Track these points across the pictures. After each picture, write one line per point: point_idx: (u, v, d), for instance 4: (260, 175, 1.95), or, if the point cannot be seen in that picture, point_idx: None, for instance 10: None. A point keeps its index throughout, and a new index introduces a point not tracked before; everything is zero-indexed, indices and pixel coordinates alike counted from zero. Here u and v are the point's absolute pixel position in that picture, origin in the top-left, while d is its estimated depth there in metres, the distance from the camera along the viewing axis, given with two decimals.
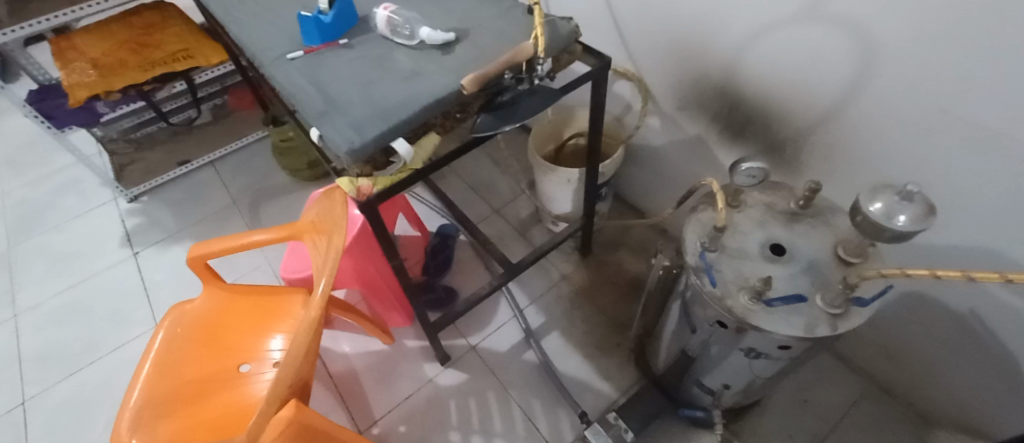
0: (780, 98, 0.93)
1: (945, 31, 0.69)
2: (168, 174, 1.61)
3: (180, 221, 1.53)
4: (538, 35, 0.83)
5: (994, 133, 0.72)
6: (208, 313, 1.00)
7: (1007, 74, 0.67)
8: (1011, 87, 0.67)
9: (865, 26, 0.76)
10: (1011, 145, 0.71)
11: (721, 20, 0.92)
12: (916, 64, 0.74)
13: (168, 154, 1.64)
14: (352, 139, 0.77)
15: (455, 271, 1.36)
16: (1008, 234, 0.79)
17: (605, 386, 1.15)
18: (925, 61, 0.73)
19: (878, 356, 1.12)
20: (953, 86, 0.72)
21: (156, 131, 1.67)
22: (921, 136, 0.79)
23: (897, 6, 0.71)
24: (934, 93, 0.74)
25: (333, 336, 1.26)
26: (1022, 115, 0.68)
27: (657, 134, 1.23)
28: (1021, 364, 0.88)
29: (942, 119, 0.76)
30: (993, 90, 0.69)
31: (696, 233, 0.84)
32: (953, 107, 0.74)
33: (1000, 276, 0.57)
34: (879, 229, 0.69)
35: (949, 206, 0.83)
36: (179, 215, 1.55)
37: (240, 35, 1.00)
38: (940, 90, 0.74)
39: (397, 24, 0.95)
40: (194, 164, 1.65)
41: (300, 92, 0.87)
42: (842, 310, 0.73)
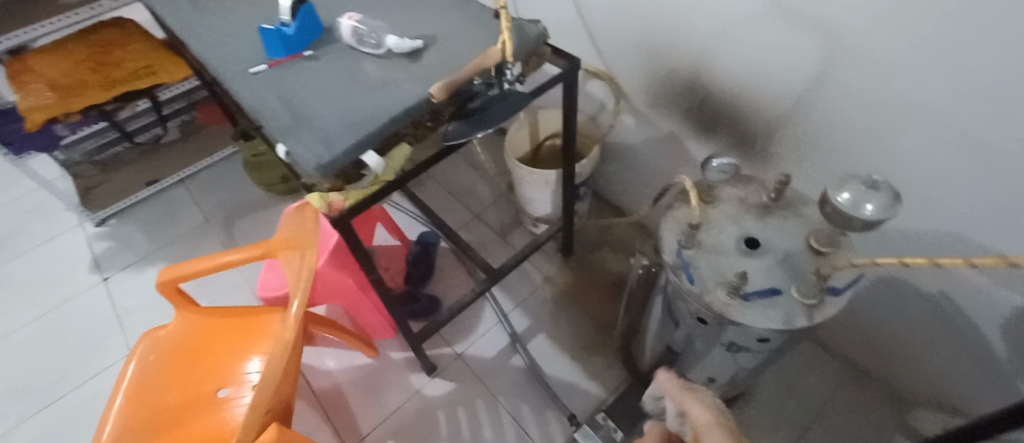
0: (749, 91, 0.94)
1: (903, 22, 0.70)
2: (135, 195, 1.57)
3: (151, 243, 1.49)
4: (504, 40, 0.84)
5: (954, 120, 0.73)
6: (181, 338, 0.97)
7: (964, 62, 0.68)
8: (969, 73, 0.68)
9: (825, 18, 0.77)
10: (970, 131, 0.72)
11: (688, 17, 0.92)
12: (877, 55, 0.75)
13: (137, 174, 1.58)
14: (320, 155, 0.75)
15: (437, 279, 1.33)
16: (974, 217, 0.80)
17: (593, 386, 1.15)
18: (885, 51, 0.74)
19: (857, 340, 1.14)
20: (914, 73, 0.73)
21: (122, 151, 1.59)
22: (886, 124, 0.80)
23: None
24: (896, 81, 0.75)
25: (316, 353, 1.24)
26: (980, 100, 0.69)
27: (631, 132, 1.23)
28: (993, 342, 0.90)
29: (904, 106, 0.77)
30: (953, 77, 0.70)
31: (673, 231, 0.84)
32: (915, 95, 0.75)
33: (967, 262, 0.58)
34: (848, 218, 0.70)
35: (917, 191, 0.84)
36: (150, 236, 1.51)
37: (201, 50, 0.97)
38: (902, 78, 0.75)
39: (363, 33, 0.93)
40: (163, 183, 1.60)
41: (264, 107, 0.85)
42: (817, 300, 0.73)
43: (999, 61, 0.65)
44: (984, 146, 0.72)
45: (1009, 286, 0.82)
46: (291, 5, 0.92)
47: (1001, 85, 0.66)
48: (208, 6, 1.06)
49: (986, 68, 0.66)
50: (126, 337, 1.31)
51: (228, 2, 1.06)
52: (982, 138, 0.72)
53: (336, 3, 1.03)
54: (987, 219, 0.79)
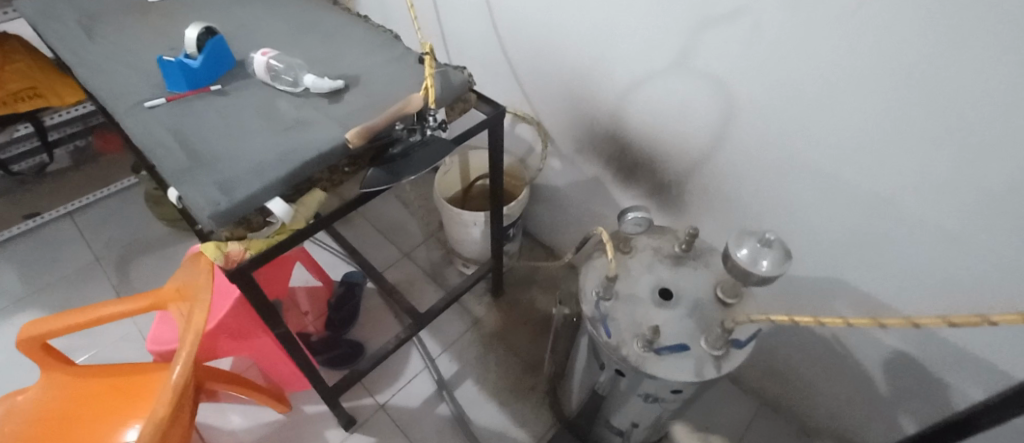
0: (662, 143, 0.97)
1: (790, 92, 0.74)
2: (10, 230, 1.39)
3: (26, 285, 1.32)
4: (428, 86, 0.85)
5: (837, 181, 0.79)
6: (45, 403, 0.89)
7: (846, 129, 0.73)
8: (847, 142, 0.74)
9: (720, 83, 0.81)
10: (854, 192, 0.78)
11: (605, 71, 0.95)
12: (770, 120, 0.79)
13: (13, 207, 1.42)
14: (218, 201, 0.70)
15: (362, 323, 1.24)
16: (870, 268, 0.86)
17: (520, 433, 1.11)
18: (774, 119, 0.79)
19: (768, 380, 1.19)
20: (799, 140, 0.78)
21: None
22: (779, 183, 0.85)
23: (746, 68, 0.77)
24: (784, 145, 0.80)
25: (219, 409, 1.14)
26: (858, 165, 0.75)
27: (557, 174, 1.24)
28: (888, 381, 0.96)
29: (795, 167, 0.82)
30: (830, 142, 0.75)
31: (593, 281, 0.86)
32: (802, 158, 0.80)
33: (842, 321, 0.64)
34: (746, 273, 0.73)
35: (803, 243, 0.90)
36: (24, 276, 1.33)
37: (91, 79, 0.89)
38: (788, 143, 0.80)
39: (279, 70, 0.88)
40: (44, 218, 1.41)
41: (161, 146, 0.78)
42: (724, 351, 0.76)
43: (870, 134, 0.71)
44: (866, 204, 0.78)
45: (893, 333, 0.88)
46: (197, 37, 0.86)
47: (877, 152, 0.72)
48: (104, 30, 0.97)
49: (859, 137, 0.72)
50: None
51: (127, 28, 0.97)
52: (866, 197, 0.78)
53: (251, 36, 0.98)
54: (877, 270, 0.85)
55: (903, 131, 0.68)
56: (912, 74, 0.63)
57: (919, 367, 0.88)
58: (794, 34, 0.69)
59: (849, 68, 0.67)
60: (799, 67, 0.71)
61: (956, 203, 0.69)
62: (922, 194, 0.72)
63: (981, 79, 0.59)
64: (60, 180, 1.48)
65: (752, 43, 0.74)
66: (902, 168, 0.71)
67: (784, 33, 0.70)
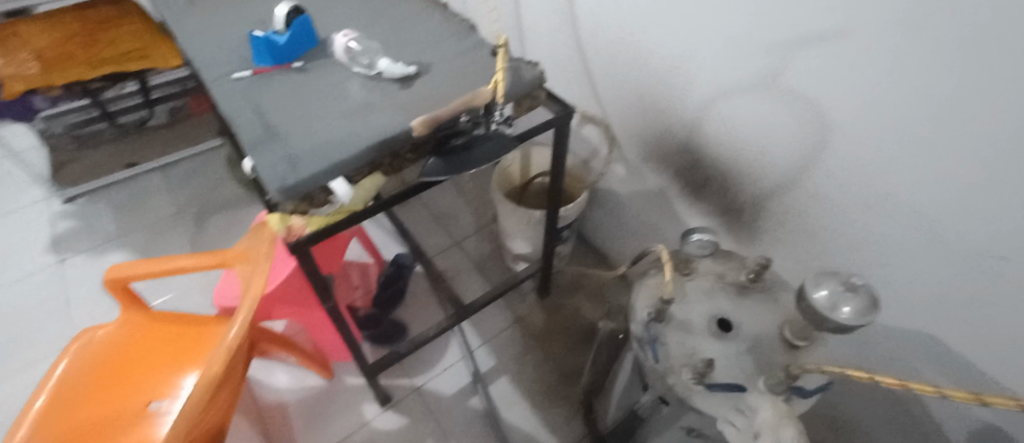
0: (739, 163, 0.92)
1: (893, 123, 0.68)
2: (110, 177, 1.52)
3: (117, 228, 1.44)
4: (498, 81, 0.85)
5: (939, 226, 0.71)
6: (120, 341, 0.97)
7: (953, 171, 0.66)
8: (954, 182, 0.66)
9: (817, 104, 0.75)
10: (952, 240, 0.71)
11: (684, 82, 0.91)
12: (865, 150, 0.73)
13: (114, 155, 1.55)
14: (285, 176, 0.73)
15: (406, 305, 1.26)
16: (956, 326, 0.77)
17: (550, 439, 1.10)
18: (876, 149, 0.72)
19: (823, 426, 1.11)
20: (899, 176, 0.71)
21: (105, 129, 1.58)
22: (866, 218, 0.79)
23: (848, 92, 0.70)
24: (883, 179, 0.73)
25: (268, 367, 1.20)
26: (964, 212, 0.68)
27: (621, 181, 1.21)
28: None
29: (893, 204, 0.74)
30: (932, 181, 0.68)
31: (645, 302, 0.84)
32: (901, 195, 0.73)
33: (935, 390, 0.57)
34: (823, 318, 0.68)
35: (897, 289, 0.82)
36: (119, 220, 1.46)
37: (186, 48, 0.95)
38: (887, 177, 0.73)
39: (356, 52, 0.91)
40: (142, 168, 1.56)
41: (240, 116, 0.82)
42: (785, 398, 0.71)
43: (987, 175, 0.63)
44: (965, 256, 0.70)
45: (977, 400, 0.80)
46: (286, 14, 0.90)
47: (986, 200, 0.64)
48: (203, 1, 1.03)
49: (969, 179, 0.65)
50: (72, 325, 1.26)
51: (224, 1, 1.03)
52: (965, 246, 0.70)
53: (334, 16, 1.01)
54: (964, 329, 0.76)
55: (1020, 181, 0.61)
56: None
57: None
58: (904, 61, 0.63)
59: (965, 104, 0.61)
60: (907, 98, 0.65)
61: None
62: None
63: None
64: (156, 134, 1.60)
65: (854, 66, 0.68)
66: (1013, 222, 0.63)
67: (894, 59, 0.64)
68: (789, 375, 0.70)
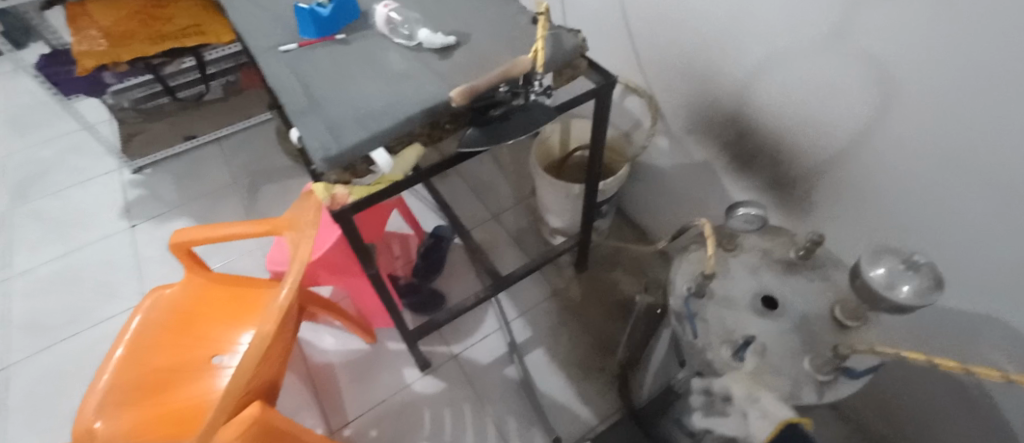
0: (791, 135, 0.88)
1: (972, 86, 0.63)
2: (172, 148, 1.62)
3: (180, 197, 1.54)
4: (538, 49, 0.84)
5: (1016, 203, 0.66)
6: (185, 299, 1.04)
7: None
8: None
9: (885, 65, 0.70)
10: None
11: (736, 47, 0.87)
12: (937, 116, 0.68)
13: (174, 126, 1.63)
14: (328, 145, 0.75)
15: (445, 274, 1.29)
16: (1021, 309, 0.73)
17: (585, 410, 1.11)
18: (947, 113, 0.66)
19: (874, 411, 1.08)
20: (973, 144, 0.66)
21: (166, 103, 1.59)
22: (930, 191, 0.74)
23: (921, 53, 0.65)
24: (952, 148, 0.68)
25: (315, 329, 1.26)
26: None
27: (665, 155, 1.17)
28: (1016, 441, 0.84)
29: (959, 176, 0.70)
30: (1007, 149, 0.63)
31: (684, 277, 0.81)
32: (971, 165, 0.68)
33: (1003, 376, 0.58)
34: (878, 295, 0.67)
35: (959, 268, 0.77)
36: (181, 189, 1.56)
37: (237, 21, 0.98)
38: (958, 145, 0.67)
39: (397, 23, 0.92)
40: (200, 140, 1.65)
41: (285, 87, 0.85)
42: (831, 378, 0.70)
43: None
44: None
45: None
46: None
47: None
48: None
49: None
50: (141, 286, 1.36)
51: None
52: None
53: None
54: None
55: None
56: None
57: None
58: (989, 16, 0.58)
59: None
60: (991, 55, 0.59)
61: None
62: None
63: None
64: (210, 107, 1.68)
65: (931, 22, 0.63)
66: None
67: (980, 13, 0.58)
68: (837, 355, 0.68)
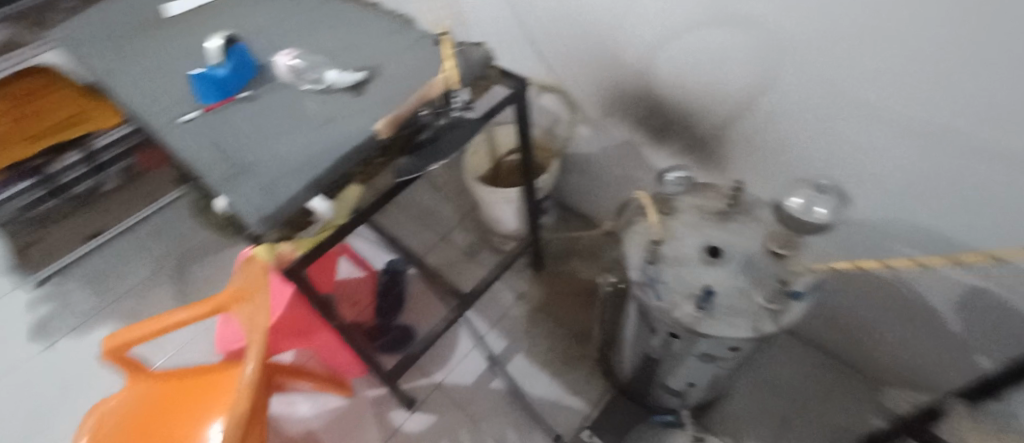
0: (696, 99, 0.95)
1: (832, 26, 0.71)
2: (77, 251, 1.50)
3: (98, 300, 1.42)
4: (448, 68, 0.85)
5: (894, 116, 0.75)
6: (132, 408, 0.96)
7: (895, 61, 0.69)
8: (897, 66, 0.69)
9: (758, 21, 0.77)
10: (900, 123, 0.75)
11: (629, 29, 0.93)
12: (814, 57, 0.75)
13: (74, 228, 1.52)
14: (261, 206, 0.73)
15: (408, 308, 1.27)
16: (919, 206, 0.83)
17: (577, 401, 1.13)
18: (820, 53, 0.74)
19: (827, 327, 1.18)
20: (846, 74, 0.74)
21: (58, 206, 1.42)
22: (823, 123, 0.82)
23: (785, 7, 0.73)
24: (830, 82, 0.77)
25: (287, 401, 1.19)
26: (907, 95, 0.71)
27: (589, 142, 1.22)
28: (942, 317, 0.96)
29: (840, 105, 0.78)
30: (875, 73, 0.72)
31: (637, 248, 0.85)
32: (849, 93, 0.76)
33: None
34: (801, 221, 0.74)
35: (863, 184, 0.86)
36: (97, 292, 1.44)
37: (126, 101, 0.92)
38: (835, 78, 0.76)
39: (302, 70, 0.90)
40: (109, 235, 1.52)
41: (198, 158, 0.81)
42: (780, 305, 0.76)
43: (921, 55, 0.66)
44: (922, 136, 0.74)
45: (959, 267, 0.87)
46: (221, 47, 0.89)
47: (934, 82, 0.68)
48: (131, 48, 1.00)
49: (903, 63, 0.68)
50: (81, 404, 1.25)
51: (155, 44, 1.00)
52: (913, 129, 0.74)
53: (271, 36, 0.99)
54: (926, 205, 0.82)
55: (958, 57, 0.64)
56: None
57: (996, 302, 0.87)
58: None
59: None
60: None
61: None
62: (982, 123, 0.68)
63: None
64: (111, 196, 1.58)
65: None
66: (962, 100, 0.67)
67: None
68: (780, 282, 0.78)
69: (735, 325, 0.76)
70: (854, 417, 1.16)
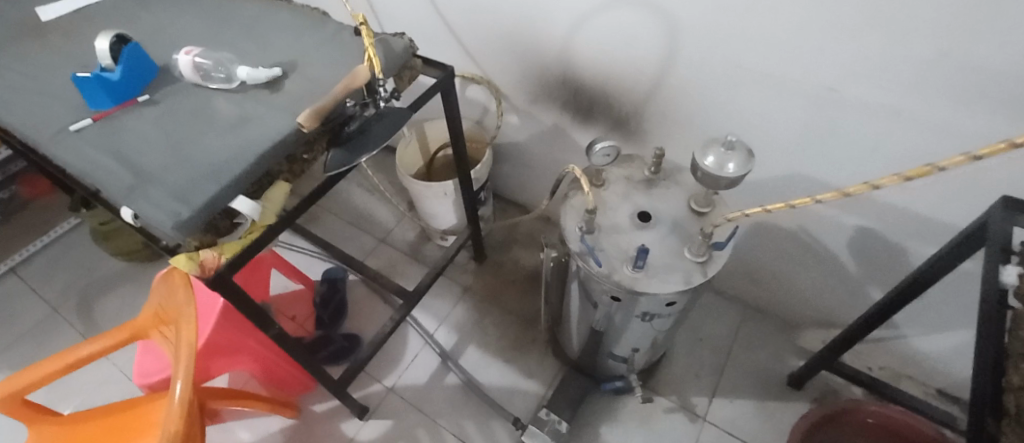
0: (612, 78, 0.99)
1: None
2: None
3: None
4: (371, 57, 0.81)
5: (786, 81, 0.83)
6: None
7: (781, 27, 0.77)
8: (785, 30, 0.77)
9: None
10: (792, 84, 0.83)
11: (544, 14, 0.96)
12: (712, 29, 0.82)
13: None
14: (179, 212, 0.68)
15: (351, 316, 1.25)
16: (814, 161, 0.92)
17: (531, 385, 1.15)
18: (719, 26, 0.81)
19: (746, 282, 1.29)
20: (741, 44, 0.82)
21: None
22: (728, 93, 0.89)
23: None
24: (729, 53, 0.84)
25: (224, 429, 1.13)
26: (795, 57, 0.79)
27: (518, 130, 1.25)
28: (843, 260, 1.07)
29: (739, 72, 0.85)
30: (768, 39, 0.79)
31: (573, 220, 0.87)
32: (746, 62, 0.83)
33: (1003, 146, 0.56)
34: (716, 178, 0.78)
35: (763, 147, 0.95)
36: None
37: (0, 114, 0.82)
38: (733, 49, 0.83)
39: (208, 68, 0.84)
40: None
41: (98, 169, 0.73)
42: (706, 256, 0.82)
43: (805, 19, 0.74)
44: (809, 95, 0.83)
45: (849, 211, 0.98)
46: (111, 47, 0.81)
47: (816, 43, 0.76)
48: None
49: (790, 28, 0.76)
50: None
51: (30, 51, 0.91)
52: (804, 89, 0.83)
53: (169, 37, 0.92)
54: (818, 159, 0.91)
55: (834, 18, 0.73)
56: None
57: (880, 241, 0.99)
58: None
59: None
60: None
61: (892, 77, 0.75)
62: (857, 77, 0.77)
63: None
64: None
65: None
66: (840, 57, 0.76)
67: None
68: (705, 235, 0.79)
69: (669, 280, 0.80)
70: (778, 360, 1.26)
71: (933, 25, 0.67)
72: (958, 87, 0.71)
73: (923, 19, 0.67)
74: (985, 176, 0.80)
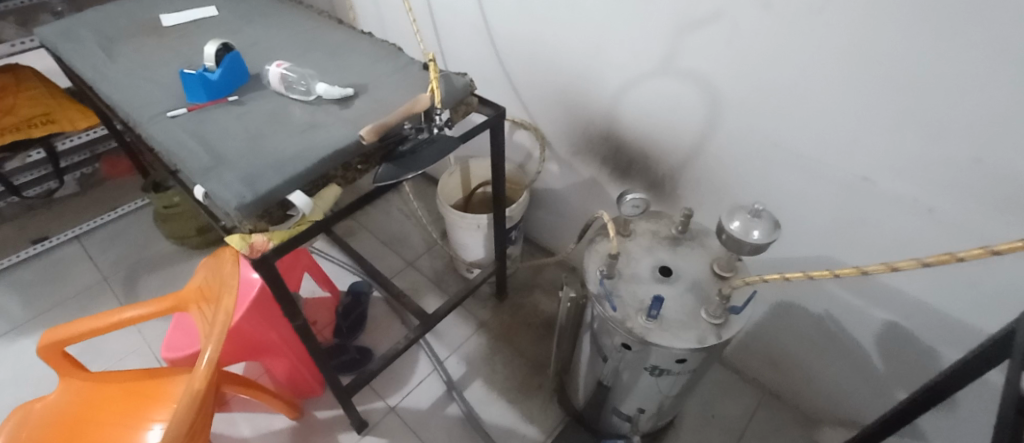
0: (653, 139, 1.05)
1: (762, 82, 0.84)
2: (23, 252, 1.51)
3: (37, 306, 1.43)
4: (433, 88, 0.90)
5: (815, 163, 0.87)
6: (62, 408, 0.90)
7: (817, 112, 0.81)
8: (820, 115, 0.81)
9: (705, 75, 0.89)
10: (826, 169, 0.86)
11: (598, 76, 1.04)
12: (750, 109, 0.88)
13: (23, 234, 1.57)
14: (242, 194, 0.75)
15: (369, 330, 1.30)
16: (838, 246, 0.93)
17: (531, 429, 1.16)
18: (756, 105, 0.87)
19: (766, 364, 1.26)
20: (778, 123, 0.86)
21: (7, 207, 1.62)
22: (759, 170, 0.94)
23: (723, 60, 0.86)
24: (767, 130, 0.88)
25: (229, 420, 1.18)
26: (829, 144, 0.83)
27: (556, 178, 1.32)
28: (867, 354, 1.05)
29: (774, 150, 0.90)
30: (802, 120, 0.84)
31: (595, 263, 0.91)
32: (782, 141, 0.88)
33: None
34: (739, 243, 0.77)
35: (793, 224, 0.97)
36: (39, 298, 1.44)
37: (109, 93, 0.95)
38: (770, 128, 0.88)
39: (292, 80, 0.94)
40: (57, 240, 1.55)
41: (182, 148, 0.83)
42: (723, 320, 0.82)
43: (841, 108, 0.79)
44: (838, 179, 0.86)
45: (879, 303, 0.97)
46: (216, 52, 0.92)
47: (850, 131, 0.80)
48: (121, 51, 1.04)
49: (826, 115, 0.81)
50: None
51: (145, 46, 1.05)
52: (836, 176, 0.86)
53: (264, 51, 1.05)
54: (846, 244, 0.92)
55: (869, 112, 0.77)
56: (875, 60, 0.73)
57: (906, 338, 0.97)
58: (768, 29, 0.78)
59: (818, 54, 0.76)
60: (768, 57, 0.81)
61: (923, 173, 0.77)
62: (889, 169, 0.80)
63: (935, 60, 0.68)
64: (70, 203, 1.65)
65: (727, 41, 0.83)
66: (873, 147, 0.79)
67: (757, 26, 0.79)
68: (723, 296, 0.81)
69: (685, 336, 0.81)
70: None
71: (971, 131, 0.70)
72: (987, 189, 0.73)
73: (959, 124, 0.71)
74: (1016, 281, 0.79)
